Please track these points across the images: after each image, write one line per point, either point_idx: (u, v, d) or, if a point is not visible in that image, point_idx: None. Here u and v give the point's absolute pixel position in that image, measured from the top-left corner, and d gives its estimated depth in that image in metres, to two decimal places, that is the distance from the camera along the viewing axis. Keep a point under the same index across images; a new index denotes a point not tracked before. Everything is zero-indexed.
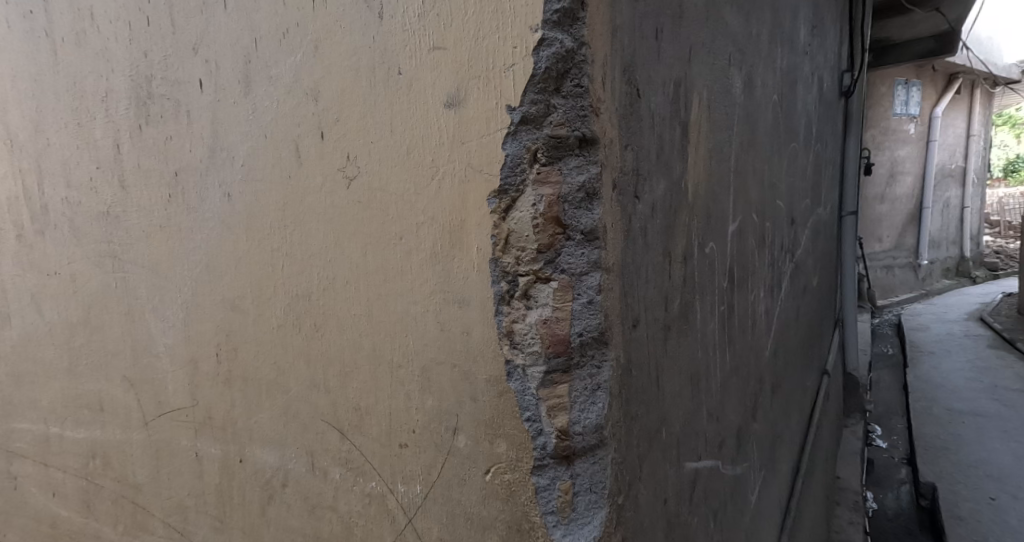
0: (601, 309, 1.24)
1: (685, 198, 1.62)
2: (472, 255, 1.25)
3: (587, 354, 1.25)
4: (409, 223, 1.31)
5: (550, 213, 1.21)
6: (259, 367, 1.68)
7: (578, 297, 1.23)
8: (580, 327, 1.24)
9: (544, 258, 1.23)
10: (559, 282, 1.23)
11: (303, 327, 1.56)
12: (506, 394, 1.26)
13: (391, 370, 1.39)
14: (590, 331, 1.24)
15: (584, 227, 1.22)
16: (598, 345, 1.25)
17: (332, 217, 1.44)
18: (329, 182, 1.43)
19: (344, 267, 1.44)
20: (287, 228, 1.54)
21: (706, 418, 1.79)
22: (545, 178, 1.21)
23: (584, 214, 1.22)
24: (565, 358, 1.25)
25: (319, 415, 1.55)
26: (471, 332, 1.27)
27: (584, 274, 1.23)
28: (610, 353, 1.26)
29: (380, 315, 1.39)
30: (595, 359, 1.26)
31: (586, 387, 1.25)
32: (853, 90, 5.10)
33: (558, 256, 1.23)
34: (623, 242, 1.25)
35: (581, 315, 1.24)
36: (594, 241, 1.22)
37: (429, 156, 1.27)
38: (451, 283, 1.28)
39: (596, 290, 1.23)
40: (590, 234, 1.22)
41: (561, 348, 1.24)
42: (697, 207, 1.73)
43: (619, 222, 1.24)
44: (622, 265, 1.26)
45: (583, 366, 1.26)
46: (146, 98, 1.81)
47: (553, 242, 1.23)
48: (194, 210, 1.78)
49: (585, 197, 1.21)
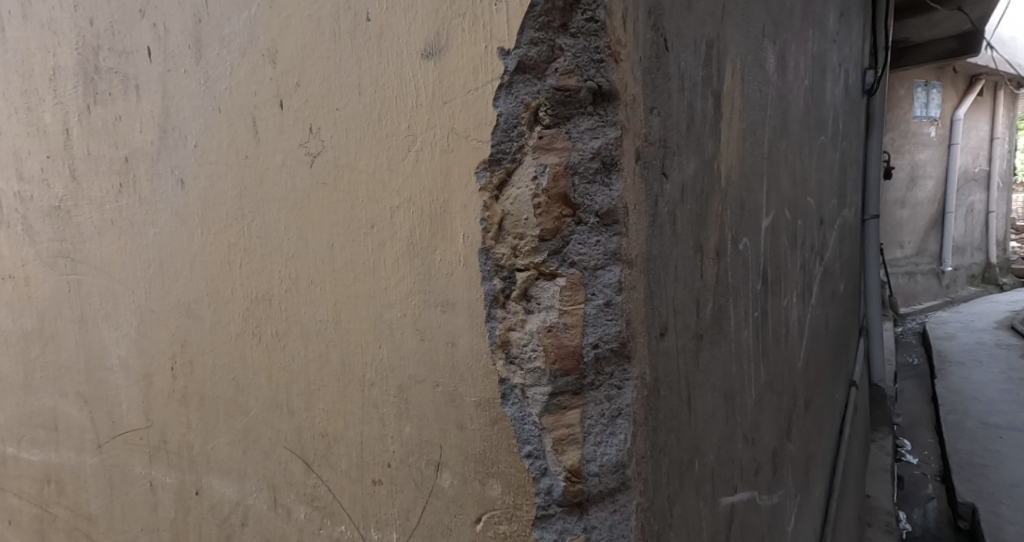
0: (621, 313, 0.98)
1: (717, 184, 1.36)
2: (457, 247, 1.00)
3: (604, 370, 1.00)
4: (382, 206, 1.06)
5: (554, 190, 0.96)
6: (217, 384, 1.43)
7: (592, 298, 0.98)
8: (595, 337, 0.98)
9: (548, 249, 0.98)
10: (567, 279, 0.98)
11: (264, 337, 1.31)
12: (500, 420, 1.01)
13: (363, 388, 1.14)
14: (608, 342, 0.99)
15: (599, 207, 0.96)
16: (618, 359, 1.00)
17: (293, 204, 1.20)
18: (289, 161, 1.19)
19: (309, 264, 1.20)
20: (245, 219, 1.30)
21: (742, 444, 1.52)
22: (548, 145, 0.96)
23: (599, 190, 0.96)
24: (575, 376, 0.99)
25: (282, 443, 1.29)
26: (456, 342, 1.02)
27: (600, 270, 0.98)
28: (633, 370, 0.99)
29: (350, 323, 1.14)
30: (613, 378, 1.00)
31: (602, 413, 1.00)
32: (877, 87, 4.80)
33: (565, 246, 0.98)
34: (648, 228, 1.00)
35: (596, 321, 0.98)
36: (613, 226, 0.97)
37: (405, 122, 1.02)
38: (433, 280, 1.02)
39: (614, 289, 0.98)
40: (607, 218, 0.97)
41: (570, 364, 0.99)
42: (730, 195, 1.46)
43: (642, 204, 0.98)
44: (648, 259, 1.00)
45: (598, 387, 1.00)
46: (93, 73, 1.58)
47: (559, 227, 0.97)
48: (146, 202, 1.54)
49: (600, 167, 0.96)
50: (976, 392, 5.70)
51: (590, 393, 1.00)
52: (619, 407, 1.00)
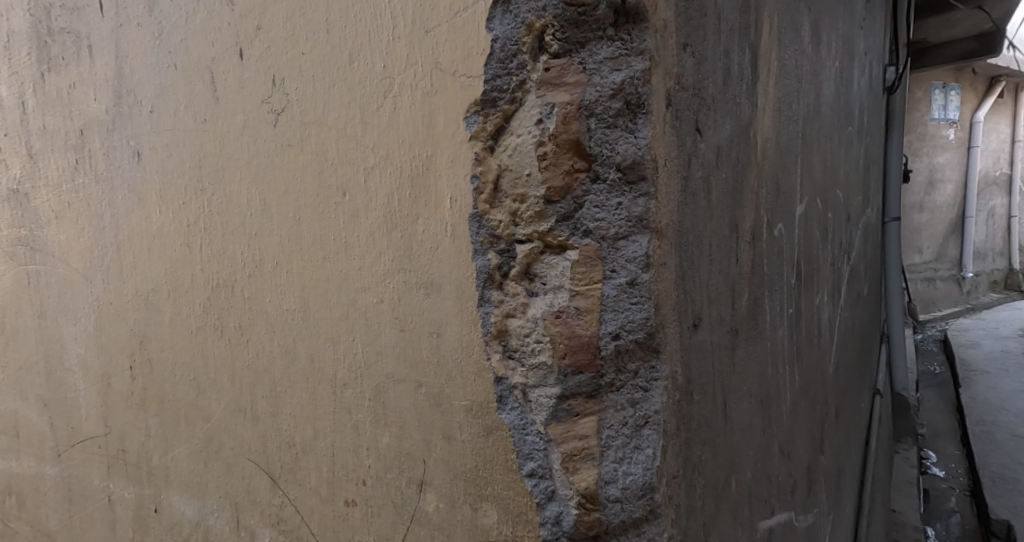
0: (649, 293, 0.80)
1: (754, 155, 1.17)
2: (443, 214, 0.82)
3: (627, 367, 0.81)
4: (356, 168, 0.88)
5: (565, 136, 0.77)
6: (178, 386, 1.25)
7: (612, 276, 0.79)
8: (616, 324, 0.79)
9: (556, 215, 0.79)
10: (581, 252, 0.79)
11: (226, 331, 1.13)
12: (496, 429, 0.82)
13: (335, 390, 0.95)
14: (633, 331, 0.80)
15: (621, 160, 0.78)
16: (644, 353, 0.81)
17: (256, 173, 1.02)
18: (251, 122, 1.01)
19: (273, 243, 1.02)
20: (206, 194, 1.13)
21: (779, 459, 1.33)
22: (556, 79, 0.77)
23: (622, 139, 0.78)
24: (592, 374, 0.80)
25: (245, 455, 1.11)
26: (443, 332, 0.84)
27: (623, 242, 0.79)
28: (662, 367, 0.81)
29: (320, 311, 0.96)
30: (638, 377, 0.82)
31: (624, 422, 0.81)
32: (901, 82, 4.57)
33: (579, 210, 0.79)
34: (680, 192, 0.82)
35: (617, 306, 0.79)
36: (640, 186, 0.79)
37: (380, 63, 0.84)
38: (414, 257, 0.84)
39: (639, 266, 0.79)
40: (631, 176, 0.79)
41: (584, 358, 0.79)
42: (766, 170, 1.27)
43: (673, 162, 0.80)
44: (680, 230, 0.82)
45: (619, 388, 0.81)
46: (45, 35, 1.41)
47: (571, 186, 0.78)
48: (103, 180, 1.37)
49: (623, 110, 0.78)
50: (1005, 400, 5.42)
51: (609, 396, 0.81)
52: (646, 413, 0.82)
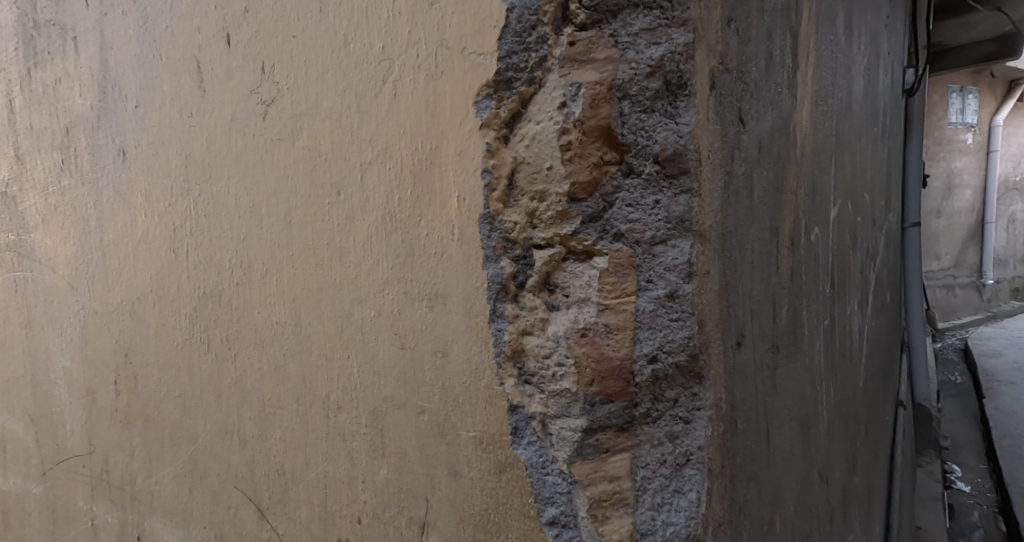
0: (692, 308, 0.69)
1: (793, 152, 1.06)
2: (448, 216, 0.71)
3: (666, 396, 0.70)
4: (352, 164, 0.77)
5: (593, 122, 0.66)
6: (164, 403, 1.15)
7: (648, 289, 0.68)
8: (653, 345, 0.69)
9: (581, 215, 0.68)
10: (611, 259, 0.68)
11: (213, 345, 1.03)
12: (510, 466, 0.71)
13: (328, 413, 0.85)
14: (673, 353, 0.69)
15: (660, 149, 0.67)
16: (685, 379, 0.70)
17: (244, 171, 0.92)
18: (238, 114, 0.90)
19: (262, 249, 0.92)
20: (192, 194, 1.02)
21: (818, 487, 1.21)
22: (582, 55, 0.67)
23: (660, 125, 0.67)
24: (625, 402, 0.69)
25: (232, 483, 1.01)
26: (449, 351, 0.73)
27: (661, 247, 0.68)
28: (707, 395, 0.70)
29: (312, 325, 0.86)
30: (678, 407, 0.71)
31: (662, 461, 0.70)
32: None
33: (608, 210, 0.68)
34: (725, 189, 0.71)
35: (654, 323, 0.69)
36: (681, 181, 0.68)
37: (378, 44, 0.74)
38: (416, 265, 0.74)
39: (681, 277, 0.68)
40: (671, 169, 0.68)
41: (615, 386, 0.69)
42: (804, 169, 1.16)
43: (716, 154, 0.70)
44: (724, 233, 0.71)
45: (655, 421, 0.71)
46: (31, 29, 1.28)
47: (600, 180, 0.67)
48: (88, 182, 1.25)
49: (661, 91, 0.67)
50: None
51: (644, 430, 0.70)
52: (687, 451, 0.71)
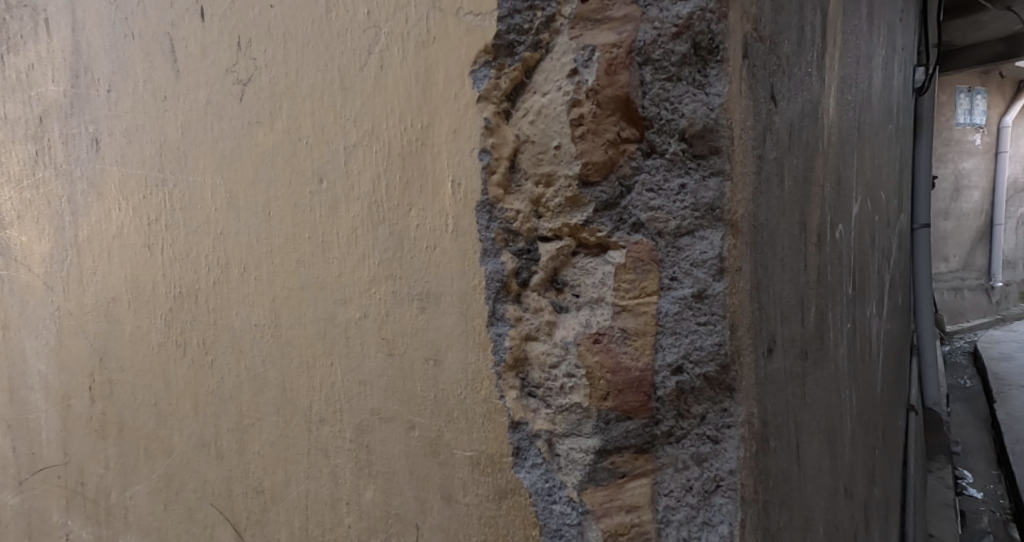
0: (724, 310, 0.62)
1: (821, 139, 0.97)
2: (441, 205, 0.64)
3: (691, 411, 0.63)
4: (336, 147, 0.69)
5: (609, 91, 0.59)
6: (140, 412, 1.06)
7: (673, 287, 0.61)
8: (678, 353, 0.62)
9: (595, 201, 0.62)
10: (628, 253, 0.61)
11: (189, 349, 0.94)
12: (512, 492, 0.64)
13: (310, 426, 0.77)
14: (701, 362, 0.62)
15: (687, 124, 0.60)
16: (714, 392, 0.64)
17: (220, 159, 0.83)
18: (213, 95, 0.81)
19: (240, 244, 0.83)
20: (166, 185, 0.93)
21: (844, 503, 1.13)
22: (596, 15, 0.60)
23: (686, 96, 0.60)
24: (645, 418, 0.62)
25: (209, 500, 0.93)
26: (442, 358, 0.65)
27: (687, 239, 0.62)
28: (738, 410, 0.64)
29: (293, 328, 0.78)
30: (705, 424, 0.64)
31: (688, 487, 0.64)
32: None
33: (625, 196, 0.61)
34: (756, 173, 0.63)
35: (679, 328, 0.62)
36: (711, 162, 0.61)
37: (364, 10, 0.66)
38: (406, 259, 0.66)
39: (710, 275, 0.61)
40: (700, 149, 0.61)
41: (634, 402, 0.62)
42: (831, 160, 1.07)
43: (749, 133, 0.62)
44: (756, 225, 0.64)
45: (679, 440, 0.64)
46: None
47: (616, 161, 0.61)
48: (64, 174, 1.10)
49: (687, 58, 0.60)
50: None
51: (666, 451, 0.64)
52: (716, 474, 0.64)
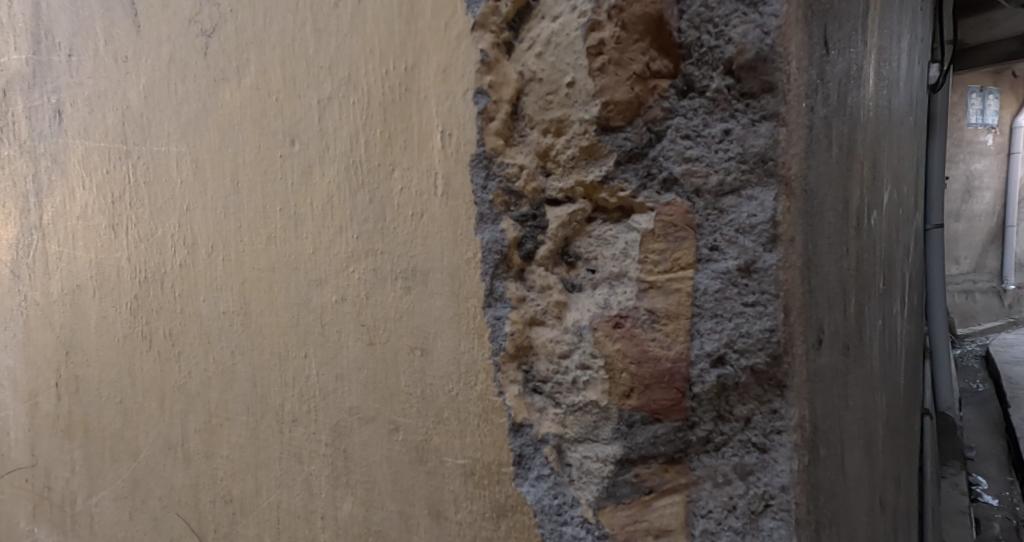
0: (776, 286, 0.52)
1: (862, 107, 0.87)
2: (429, 162, 0.56)
3: (733, 414, 0.54)
4: (308, 101, 0.60)
5: (636, 12, 0.51)
6: (107, 410, 0.95)
7: (712, 259, 0.52)
8: (719, 341, 0.52)
9: (617, 151, 0.53)
10: (658, 217, 0.52)
11: (155, 340, 0.84)
12: (512, 510, 0.56)
13: (282, 428, 0.67)
14: (747, 351, 0.52)
15: (735, 52, 0.51)
16: (762, 390, 0.54)
17: (185, 125, 0.73)
18: (176, 51, 0.72)
19: (208, 220, 0.73)
20: (129, 156, 0.83)
21: (879, 514, 1.03)
22: None
23: (734, 21, 0.51)
24: (678, 420, 0.53)
25: (175, 509, 0.83)
26: (430, 347, 0.57)
27: (732, 200, 0.52)
28: (790, 412, 0.53)
29: (263, 315, 0.68)
30: (751, 429, 0.54)
31: (731, 507, 0.54)
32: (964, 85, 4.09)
33: (655, 144, 0.53)
34: (809, 127, 0.54)
35: (719, 309, 0.52)
36: (764, 101, 0.51)
37: None
38: (387, 232, 0.57)
39: (760, 243, 0.52)
40: (750, 85, 0.51)
41: (658, 398, 0.53)
42: (870, 135, 0.97)
43: (803, 78, 0.53)
44: (809, 191, 0.54)
45: (719, 449, 0.54)
46: None
47: (644, 100, 0.52)
48: (28, 150, 0.97)
49: None
50: None
51: (701, 462, 0.54)
52: (766, 491, 0.54)
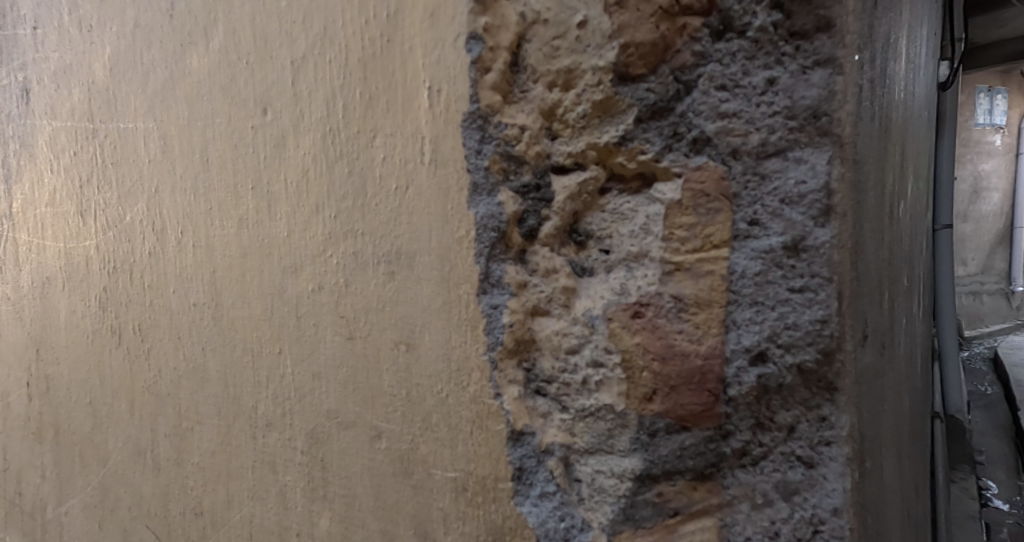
0: (829, 270, 0.47)
1: (903, 78, 0.80)
2: (414, 125, 0.52)
3: (774, 421, 0.49)
4: (281, 62, 0.56)
5: None
6: (77, 412, 0.75)
7: (753, 238, 0.47)
8: (760, 334, 0.48)
9: (638, 106, 0.49)
10: (686, 186, 0.48)
11: (126, 336, 0.71)
12: (510, 533, 0.51)
13: (254, 434, 0.61)
14: (794, 347, 0.47)
15: None
16: (810, 393, 0.48)
17: (152, 97, 0.66)
18: (140, 17, 0.65)
19: (179, 201, 0.65)
20: (96, 136, 0.70)
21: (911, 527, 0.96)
22: None
23: None
24: (709, 429, 0.49)
25: (146, 522, 0.72)
26: (416, 342, 0.52)
27: (777, 163, 0.47)
28: (841, 420, 0.48)
29: (235, 307, 0.61)
30: (795, 440, 0.49)
31: (773, 534, 0.49)
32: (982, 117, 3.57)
33: (684, 97, 0.49)
34: (863, 77, 0.49)
35: (760, 296, 0.47)
36: (818, 43, 0.47)
37: None
38: (367, 210, 0.53)
39: (811, 217, 0.47)
40: (802, 23, 0.47)
41: (683, 411, 0.49)
42: (909, 114, 0.90)
43: (858, 24, 0.48)
44: (858, 159, 0.49)
45: (759, 464, 0.49)
46: None
47: (671, 44, 0.48)
48: None
49: None
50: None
51: (737, 479, 0.49)
52: (814, 515, 0.49)
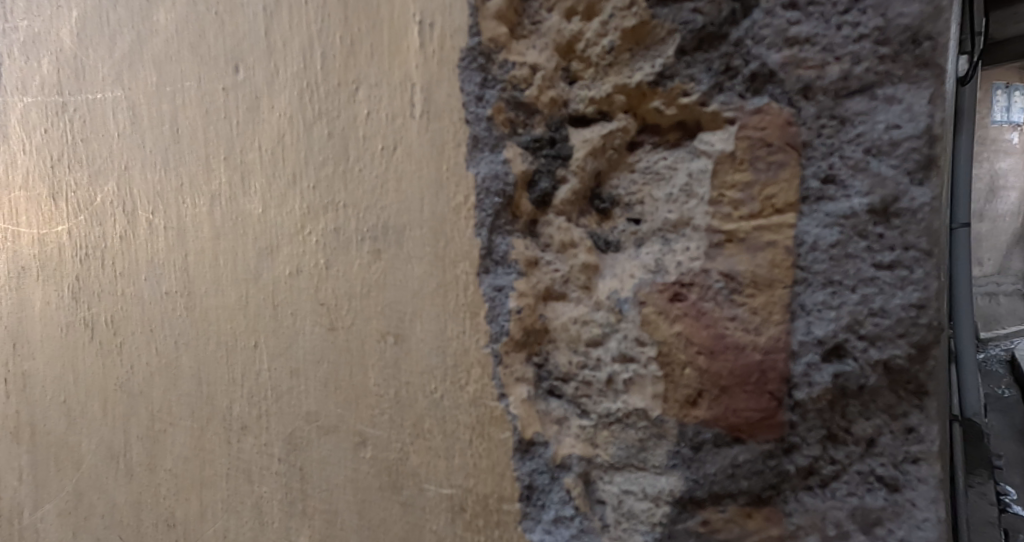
0: (927, 239, 0.39)
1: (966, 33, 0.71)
2: (403, 70, 0.45)
3: (849, 434, 0.41)
4: (251, 9, 0.49)
5: None
6: (52, 412, 0.66)
7: (827, 200, 0.40)
8: (836, 323, 0.40)
9: (682, 32, 0.42)
10: (740, 135, 0.41)
11: (100, 330, 0.62)
12: None
13: (229, 438, 0.54)
14: (878, 339, 0.40)
15: None
16: (895, 399, 0.40)
17: (118, 63, 0.58)
18: None
19: (149, 176, 0.57)
20: (66, 112, 0.61)
21: None
22: None
23: None
24: (769, 441, 0.41)
25: (118, 533, 0.64)
26: (406, 334, 0.46)
27: (861, 103, 0.40)
28: (932, 432, 0.40)
29: (207, 296, 0.54)
30: (875, 456, 0.41)
31: None
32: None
33: (741, 21, 0.41)
34: None
35: (836, 274, 0.40)
36: None
37: None
38: (350, 180, 0.47)
39: (905, 172, 0.39)
40: None
41: (729, 416, 0.42)
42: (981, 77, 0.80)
43: None
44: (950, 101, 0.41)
45: (828, 487, 0.42)
46: None
47: None
48: None
49: None
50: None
51: (801, 503, 0.42)
52: None
